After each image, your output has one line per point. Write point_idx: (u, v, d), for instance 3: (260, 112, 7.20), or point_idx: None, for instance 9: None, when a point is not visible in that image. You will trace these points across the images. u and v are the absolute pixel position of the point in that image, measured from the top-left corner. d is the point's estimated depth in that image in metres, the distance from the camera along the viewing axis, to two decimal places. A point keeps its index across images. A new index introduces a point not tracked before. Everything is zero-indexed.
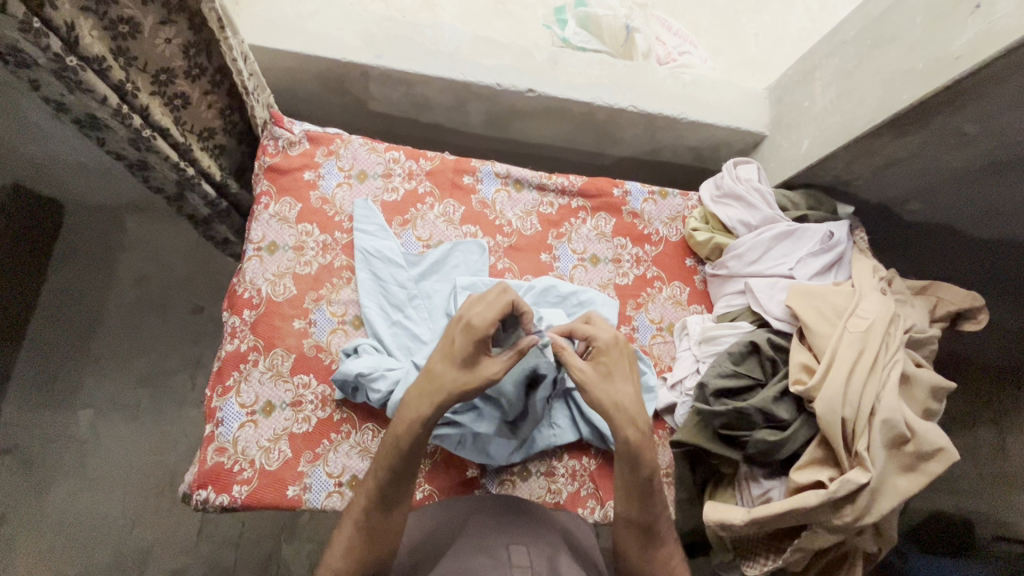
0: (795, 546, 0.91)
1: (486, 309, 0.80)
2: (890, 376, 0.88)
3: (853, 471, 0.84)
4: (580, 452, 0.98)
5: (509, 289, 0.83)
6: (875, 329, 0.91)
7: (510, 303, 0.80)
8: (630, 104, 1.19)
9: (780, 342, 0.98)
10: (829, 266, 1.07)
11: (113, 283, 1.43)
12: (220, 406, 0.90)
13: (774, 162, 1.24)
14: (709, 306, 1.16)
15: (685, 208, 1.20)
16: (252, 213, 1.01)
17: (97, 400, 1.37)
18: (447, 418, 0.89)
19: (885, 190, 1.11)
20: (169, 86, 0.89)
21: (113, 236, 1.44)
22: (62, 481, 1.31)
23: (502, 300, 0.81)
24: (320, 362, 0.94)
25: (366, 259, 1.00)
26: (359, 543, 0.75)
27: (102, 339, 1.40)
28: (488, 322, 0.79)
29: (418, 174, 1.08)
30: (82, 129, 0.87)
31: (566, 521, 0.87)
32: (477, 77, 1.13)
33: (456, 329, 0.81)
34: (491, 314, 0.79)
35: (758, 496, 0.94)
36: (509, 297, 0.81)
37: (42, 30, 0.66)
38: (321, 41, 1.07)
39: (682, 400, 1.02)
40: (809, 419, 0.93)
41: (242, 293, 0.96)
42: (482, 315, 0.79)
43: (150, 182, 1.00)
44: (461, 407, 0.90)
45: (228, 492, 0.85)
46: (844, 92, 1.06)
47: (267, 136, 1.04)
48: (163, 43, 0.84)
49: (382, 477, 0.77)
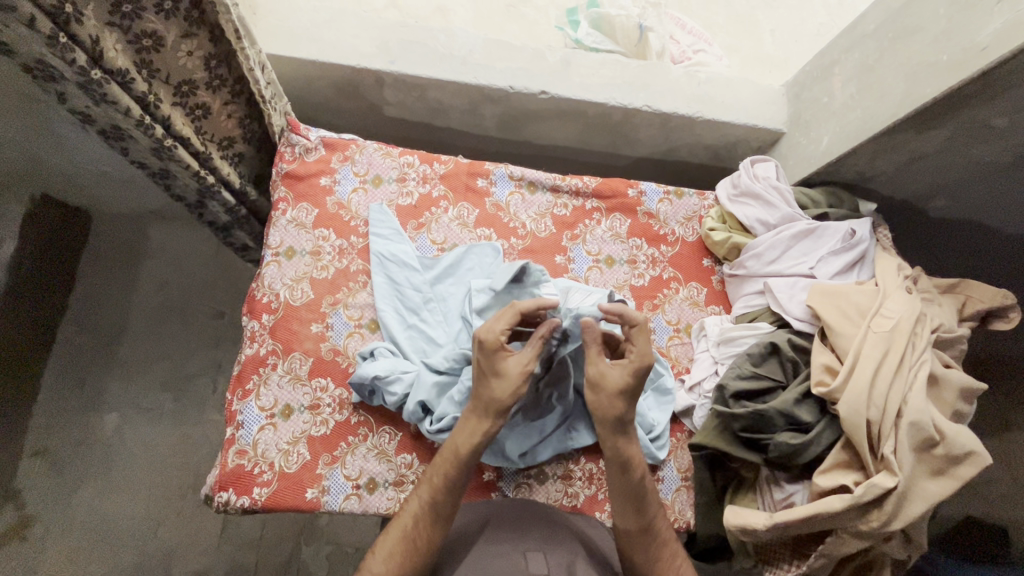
0: (820, 552, 0.89)
1: (495, 320, 0.83)
2: (917, 377, 0.86)
3: (879, 474, 0.82)
4: (597, 455, 0.97)
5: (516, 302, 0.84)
6: (902, 328, 0.88)
7: (517, 314, 0.83)
8: (644, 104, 1.18)
9: (801, 343, 0.96)
10: (850, 265, 1.04)
11: (136, 289, 1.46)
12: (240, 409, 0.91)
13: (793, 159, 1.22)
14: (728, 306, 1.14)
15: (702, 207, 1.18)
16: (271, 219, 1.03)
17: (122, 403, 1.40)
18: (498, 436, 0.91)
19: (909, 185, 1.08)
20: (192, 97, 0.91)
21: (137, 243, 1.48)
22: (90, 481, 1.34)
23: (508, 309, 0.84)
24: (337, 365, 0.95)
25: (382, 263, 1.01)
26: (400, 550, 0.76)
27: (126, 344, 1.44)
28: (498, 333, 0.81)
29: (432, 178, 1.09)
30: (107, 139, 0.90)
31: (584, 525, 0.87)
32: (490, 80, 1.13)
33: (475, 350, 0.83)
34: (500, 326, 0.82)
35: (781, 500, 0.92)
36: (514, 308, 0.84)
37: (69, 45, 0.68)
38: (337, 48, 1.09)
39: (700, 402, 1.01)
40: (833, 422, 0.91)
41: (261, 298, 0.97)
42: (489, 330, 0.82)
43: (173, 190, 1.03)
44: (508, 430, 0.92)
45: (249, 494, 0.86)
46: (865, 86, 1.03)
47: (283, 143, 1.05)
48: (185, 55, 0.86)
49: (436, 488, 0.79)
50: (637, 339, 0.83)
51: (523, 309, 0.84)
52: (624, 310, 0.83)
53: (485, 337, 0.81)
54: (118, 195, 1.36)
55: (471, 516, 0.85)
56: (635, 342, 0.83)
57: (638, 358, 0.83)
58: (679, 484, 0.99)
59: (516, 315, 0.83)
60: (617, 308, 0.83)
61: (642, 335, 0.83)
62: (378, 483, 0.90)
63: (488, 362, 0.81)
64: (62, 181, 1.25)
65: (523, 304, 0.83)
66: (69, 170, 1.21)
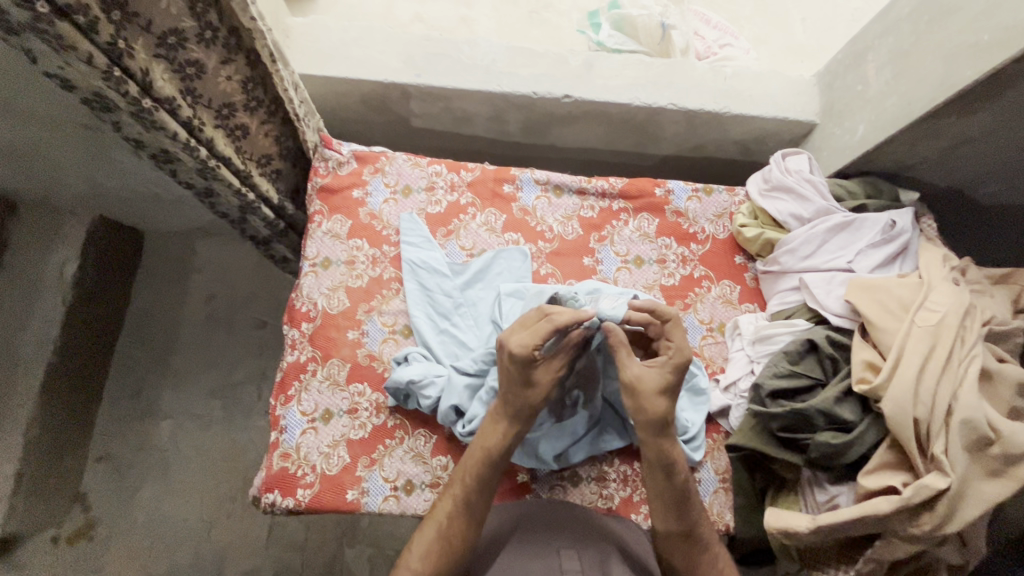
0: (868, 556, 0.86)
1: (530, 334, 0.81)
2: (969, 372, 0.81)
3: (930, 475, 0.78)
4: (632, 457, 0.96)
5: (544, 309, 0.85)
6: (949, 322, 0.84)
7: (553, 329, 0.82)
8: (670, 102, 1.17)
9: (840, 339, 0.93)
10: (892, 257, 1.01)
11: (186, 302, 1.55)
12: (284, 414, 0.95)
13: (827, 150, 1.18)
14: (763, 304, 1.11)
15: (732, 204, 1.16)
16: (308, 231, 1.07)
17: (175, 410, 1.48)
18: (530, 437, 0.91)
19: (954, 171, 1.03)
20: (232, 118, 0.95)
21: (187, 258, 1.57)
22: (149, 484, 1.42)
23: (545, 325, 0.82)
24: (373, 370, 0.98)
25: (414, 270, 1.04)
26: (436, 547, 0.78)
27: (178, 353, 1.52)
28: (532, 345, 0.81)
29: (459, 186, 1.11)
30: (158, 162, 0.96)
31: (618, 525, 0.86)
32: (513, 87, 1.15)
33: (506, 361, 0.82)
34: (535, 339, 0.81)
35: (824, 502, 0.89)
36: (550, 322, 0.82)
37: (122, 78, 0.74)
38: (365, 65, 1.13)
39: (737, 402, 0.99)
40: (877, 420, 0.88)
41: (300, 307, 1.02)
42: (521, 342, 0.81)
43: (217, 208, 1.09)
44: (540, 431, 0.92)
45: (293, 495, 0.90)
46: (901, 72, 1.00)
47: (318, 158, 1.10)
48: (225, 80, 0.91)
49: (469, 488, 0.81)
50: (673, 333, 0.84)
51: (561, 324, 0.82)
52: (655, 306, 0.85)
53: (517, 349, 0.81)
54: (167, 214, 1.44)
55: (504, 512, 0.87)
56: (672, 336, 0.84)
57: (677, 355, 0.83)
58: (717, 485, 0.97)
59: (552, 331, 0.82)
60: (647, 305, 0.85)
61: (678, 328, 0.84)
62: (415, 484, 0.92)
63: (520, 374, 0.82)
64: (118, 203, 1.35)
65: (562, 321, 0.82)
66: (125, 193, 1.30)
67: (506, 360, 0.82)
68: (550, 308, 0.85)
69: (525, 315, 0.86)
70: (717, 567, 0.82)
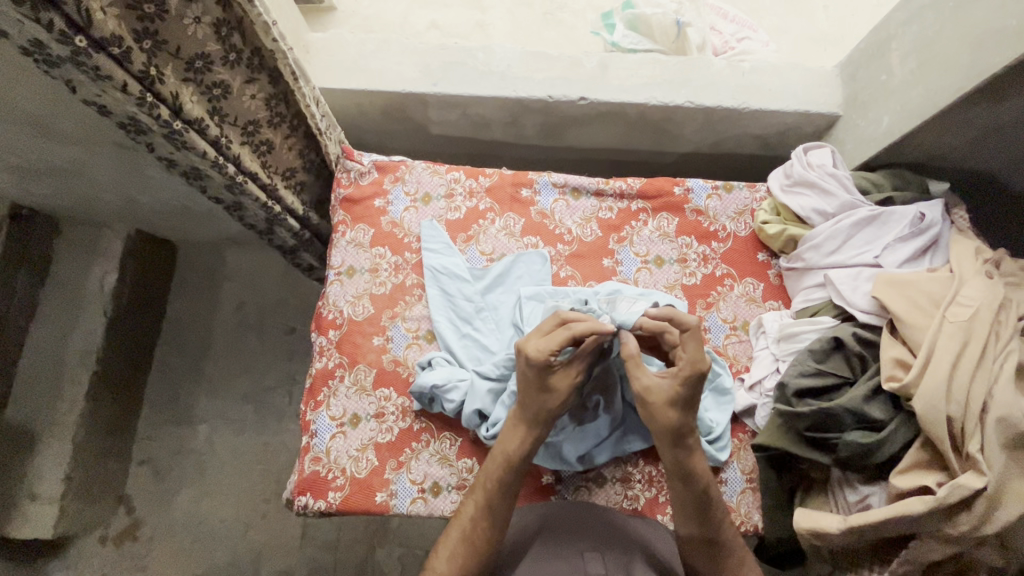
0: (902, 558, 0.84)
1: (547, 340, 0.83)
2: (1004, 369, 0.79)
3: (965, 475, 0.76)
4: (657, 457, 0.96)
5: (565, 317, 0.86)
6: (982, 316, 0.82)
7: (571, 338, 0.83)
8: (687, 100, 1.16)
9: (868, 337, 0.91)
10: (921, 251, 0.98)
11: (218, 311, 1.61)
12: (314, 419, 0.98)
13: (851, 143, 1.16)
14: (787, 301, 1.10)
15: (754, 200, 1.15)
16: (332, 241, 1.10)
17: (211, 415, 1.54)
18: (552, 441, 0.92)
19: (986, 159, 1.00)
20: (257, 134, 0.99)
21: (218, 268, 1.63)
22: (188, 486, 1.48)
23: (564, 333, 0.83)
24: (398, 375, 1.00)
25: (435, 276, 1.05)
26: (461, 550, 0.80)
27: (212, 360, 1.58)
28: (548, 352, 0.82)
29: (478, 192, 1.13)
30: (189, 179, 1.00)
31: (643, 527, 0.86)
32: (529, 91, 1.16)
33: (522, 366, 0.84)
34: (551, 345, 0.82)
35: (855, 502, 0.88)
36: (568, 331, 0.83)
37: (154, 102, 0.77)
38: (383, 76, 1.16)
39: (762, 402, 0.98)
40: (908, 419, 0.86)
41: (327, 314, 1.05)
42: (538, 348, 0.83)
43: (245, 220, 1.13)
44: (563, 435, 0.93)
45: (325, 497, 0.93)
46: (927, 61, 0.97)
47: (340, 169, 1.13)
48: (250, 98, 0.94)
49: (492, 492, 0.82)
50: (688, 344, 0.82)
51: (578, 333, 0.83)
52: (674, 315, 0.84)
53: (533, 355, 0.82)
54: (198, 227, 1.50)
55: (527, 515, 0.87)
56: (686, 347, 0.82)
57: (689, 366, 0.81)
58: (743, 486, 0.97)
59: (570, 339, 0.83)
60: (668, 312, 0.84)
61: (695, 340, 0.81)
62: (441, 486, 0.94)
63: (536, 379, 0.83)
64: (151, 218, 1.41)
65: (578, 330, 0.83)
66: (159, 208, 1.35)
67: (523, 365, 0.84)
68: (568, 316, 0.86)
69: (543, 321, 0.87)
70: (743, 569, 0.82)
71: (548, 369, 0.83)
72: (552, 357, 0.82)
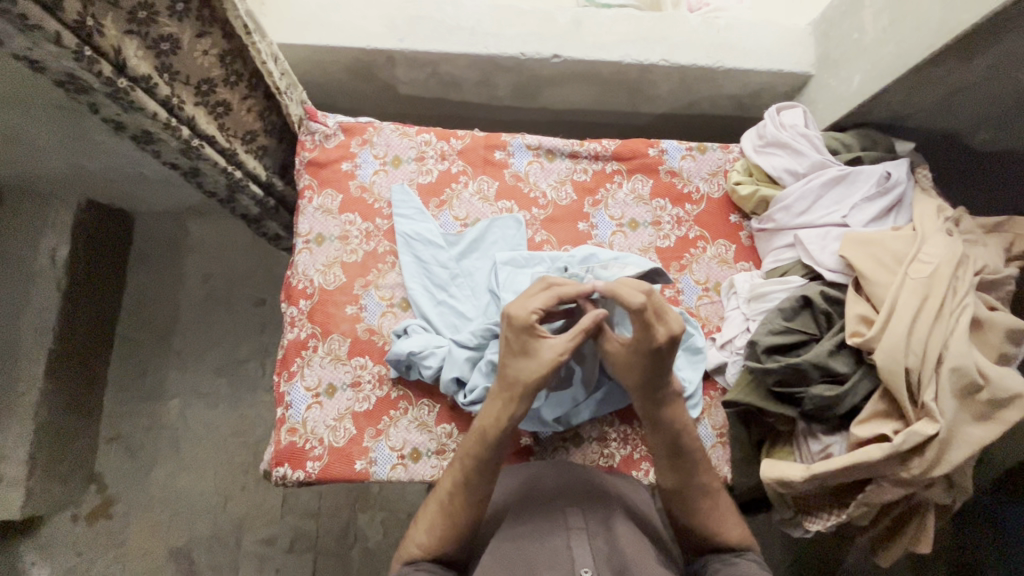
0: (860, 501, 0.90)
1: (531, 298, 0.85)
2: (959, 322, 0.83)
3: (920, 422, 0.81)
4: (631, 417, 0.99)
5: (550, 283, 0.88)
6: (942, 272, 0.85)
7: (557, 299, 0.85)
8: (662, 59, 1.14)
9: (835, 295, 0.94)
10: (885, 211, 1.01)
11: (182, 283, 1.55)
12: (288, 390, 0.97)
13: (822, 102, 1.16)
14: (758, 262, 1.12)
15: (727, 161, 1.15)
16: (299, 208, 1.06)
17: (181, 390, 1.50)
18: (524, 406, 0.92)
19: (951, 117, 1.02)
20: (212, 95, 0.93)
21: (179, 238, 1.56)
22: (162, 461, 1.46)
23: (550, 294, 0.85)
24: (374, 344, 0.99)
25: (408, 243, 1.03)
26: (439, 521, 0.82)
27: (178, 333, 1.53)
28: (532, 310, 0.83)
29: (450, 155, 1.09)
30: (140, 143, 0.94)
31: (621, 486, 0.90)
32: (501, 49, 1.12)
33: (507, 325, 0.84)
34: (535, 304, 0.84)
35: (818, 452, 0.92)
36: (555, 291, 0.86)
37: (94, 57, 0.71)
38: (346, 31, 1.09)
39: (732, 359, 1.00)
40: (870, 371, 0.89)
41: (297, 284, 1.02)
42: (522, 306, 0.84)
43: (204, 187, 1.07)
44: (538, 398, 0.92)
45: (303, 467, 0.93)
46: (897, 18, 0.97)
47: (304, 132, 1.07)
48: (202, 54, 0.88)
49: (465, 467, 0.82)
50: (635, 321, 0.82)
51: (562, 294, 0.85)
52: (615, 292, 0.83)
53: (517, 312, 0.84)
54: (154, 194, 1.41)
55: (508, 479, 0.90)
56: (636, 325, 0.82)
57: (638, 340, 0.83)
58: (714, 440, 1.00)
59: (554, 299, 0.85)
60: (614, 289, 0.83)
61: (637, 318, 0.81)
62: (421, 452, 0.94)
63: (520, 341, 0.83)
64: (103, 185, 1.32)
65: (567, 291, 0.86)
66: (109, 174, 1.27)
67: (508, 324, 0.84)
68: (554, 281, 0.88)
69: (530, 285, 0.88)
70: (711, 526, 0.85)
71: (532, 331, 0.83)
72: (537, 316, 0.83)
